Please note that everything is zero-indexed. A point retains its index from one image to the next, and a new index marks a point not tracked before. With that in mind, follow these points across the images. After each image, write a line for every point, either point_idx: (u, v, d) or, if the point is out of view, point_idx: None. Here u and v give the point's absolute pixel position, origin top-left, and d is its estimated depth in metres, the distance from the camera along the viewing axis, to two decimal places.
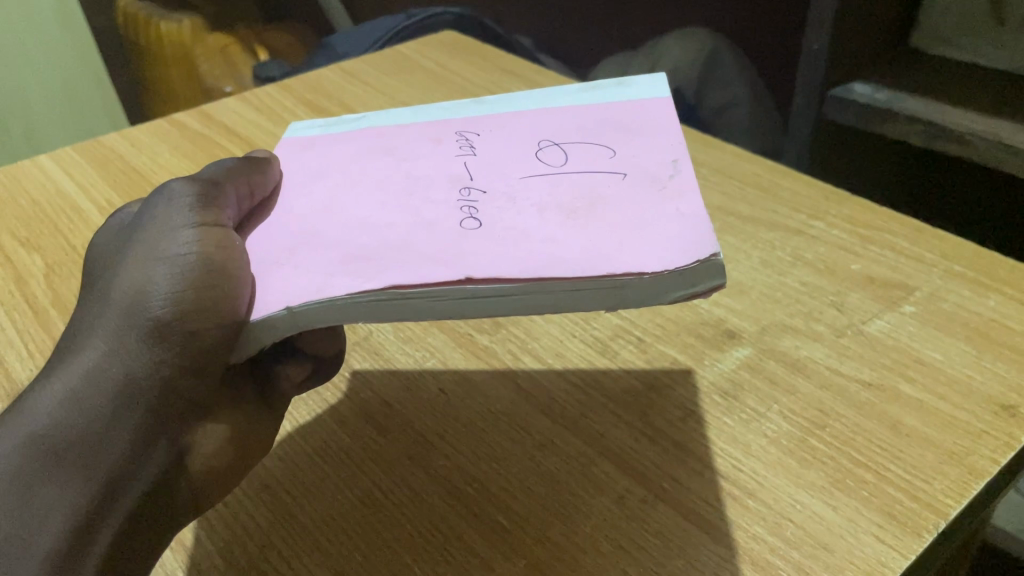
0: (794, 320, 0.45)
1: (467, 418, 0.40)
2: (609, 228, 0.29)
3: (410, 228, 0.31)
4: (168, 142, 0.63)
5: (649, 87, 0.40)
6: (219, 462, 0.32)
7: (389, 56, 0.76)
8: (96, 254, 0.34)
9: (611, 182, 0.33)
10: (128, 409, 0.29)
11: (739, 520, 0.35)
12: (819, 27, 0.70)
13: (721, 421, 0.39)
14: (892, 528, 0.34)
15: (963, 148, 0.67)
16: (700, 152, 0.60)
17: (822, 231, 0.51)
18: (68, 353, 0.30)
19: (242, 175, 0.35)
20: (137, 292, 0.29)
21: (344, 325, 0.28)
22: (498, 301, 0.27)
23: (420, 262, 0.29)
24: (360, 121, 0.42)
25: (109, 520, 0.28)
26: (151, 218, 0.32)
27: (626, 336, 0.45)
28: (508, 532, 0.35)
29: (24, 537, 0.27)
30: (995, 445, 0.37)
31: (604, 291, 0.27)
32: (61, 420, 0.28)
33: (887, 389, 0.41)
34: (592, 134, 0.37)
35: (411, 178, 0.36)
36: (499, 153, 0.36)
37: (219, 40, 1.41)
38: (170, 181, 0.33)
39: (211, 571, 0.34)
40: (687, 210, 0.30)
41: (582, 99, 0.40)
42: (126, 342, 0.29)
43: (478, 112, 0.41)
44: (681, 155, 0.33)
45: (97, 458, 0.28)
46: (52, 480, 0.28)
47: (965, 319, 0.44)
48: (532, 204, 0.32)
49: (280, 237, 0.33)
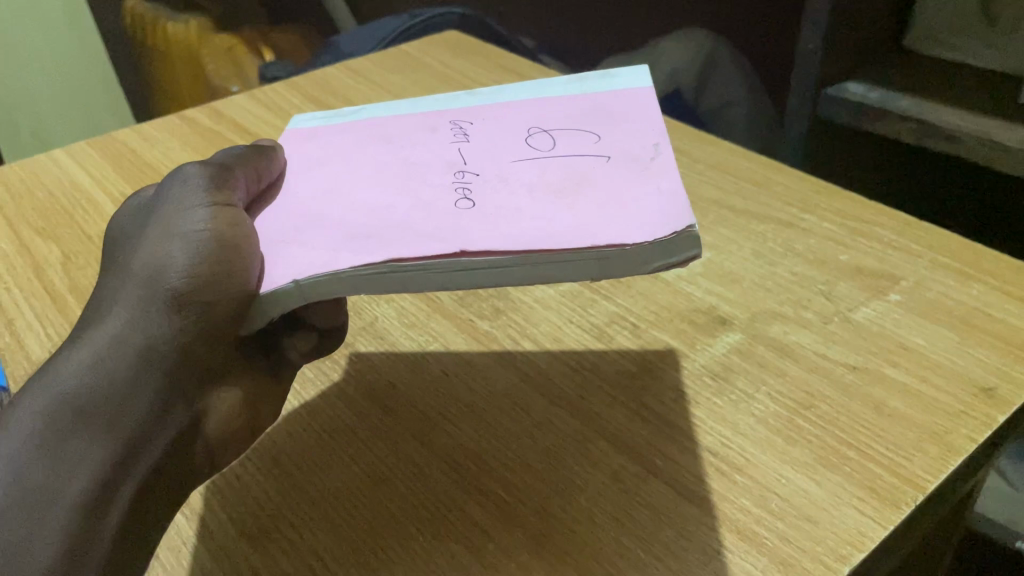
0: (783, 307, 0.47)
1: (467, 398, 0.42)
2: (595, 206, 0.31)
3: (408, 208, 0.33)
4: (180, 137, 0.65)
5: (635, 78, 0.42)
6: (230, 426, 0.33)
7: (393, 55, 0.78)
8: (117, 233, 0.36)
9: (597, 164, 0.35)
10: (149, 374, 0.30)
11: (726, 493, 0.36)
12: (813, 28, 0.71)
13: (711, 401, 0.41)
14: (873, 501, 0.36)
15: (953, 145, 0.68)
16: (695, 148, 0.62)
17: (813, 224, 0.53)
18: (94, 323, 0.31)
19: (249, 161, 0.37)
20: (157, 266, 0.31)
21: (347, 297, 0.30)
22: (492, 273, 0.29)
23: (417, 238, 0.30)
24: (361, 112, 0.44)
25: (133, 476, 0.30)
26: (168, 198, 0.33)
27: (621, 322, 0.47)
28: (508, 504, 0.37)
29: (55, 489, 0.28)
30: (974, 425, 0.39)
31: (591, 262, 0.29)
32: (87, 382, 0.30)
33: (872, 372, 0.42)
34: (581, 121, 0.39)
35: (410, 163, 0.37)
36: (494, 140, 0.38)
37: (225, 40, 1.43)
38: (185, 164, 0.35)
39: (225, 540, 0.36)
40: (668, 188, 0.32)
41: (572, 89, 0.42)
42: (147, 312, 0.31)
43: (473, 102, 0.43)
44: (662, 140, 0.35)
45: (121, 419, 0.30)
46: (80, 438, 0.29)
47: (949, 306, 0.46)
48: (523, 184, 0.34)
49: (285, 217, 0.35)
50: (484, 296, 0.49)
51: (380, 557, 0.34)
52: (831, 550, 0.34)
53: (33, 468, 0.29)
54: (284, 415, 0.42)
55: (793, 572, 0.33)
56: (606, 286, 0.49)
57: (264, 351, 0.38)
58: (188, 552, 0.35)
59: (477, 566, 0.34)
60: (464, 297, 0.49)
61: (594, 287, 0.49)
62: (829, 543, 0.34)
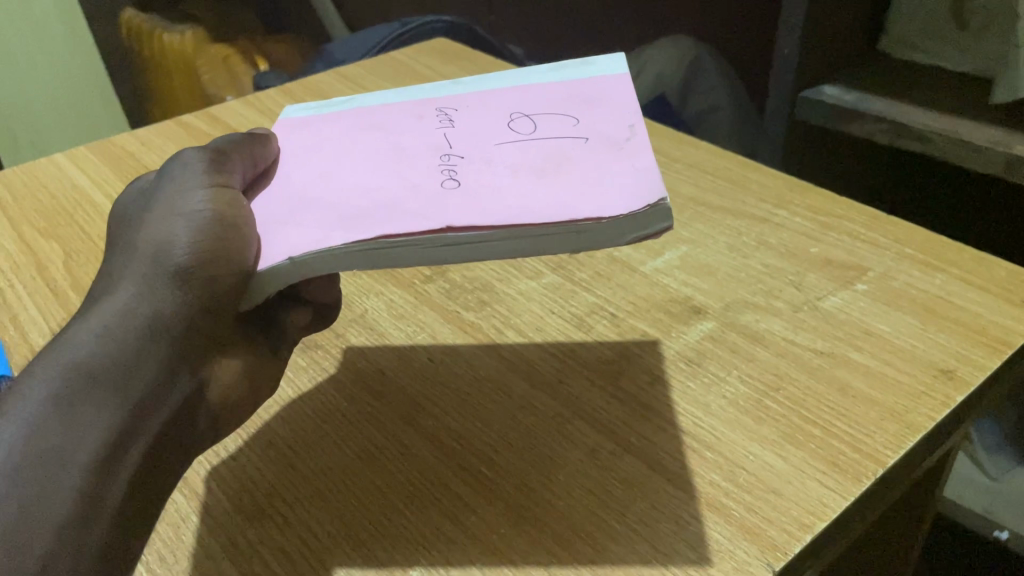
0: (755, 297, 0.49)
1: (453, 382, 0.44)
2: (575, 183, 0.33)
3: (398, 189, 0.35)
4: (176, 141, 0.67)
5: (611, 65, 0.44)
6: (231, 394, 0.36)
7: (384, 62, 0.80)
8: (119, 216, 0.38)
9: (576, 145, 0.37)
10: (155, 343, 0.33)
11: (698, 468, 0.39)
12: (789, 33, 0.74)
13: (685, 385, 0.43)
14: (835, 475, 0.38)
15: (924, 145, 0.71)
16: (674, 148, 0.64)
17: (785, 219, 0.55)
18: (102, 298, 0.34)
19: (246, 147, 0.39)
20: (161, 243, 0.34)
21: (340, 272, 0.32)
22: (478, 247, 0.31)
23: (407, 217, 0.32)
24: (350, 102, 0.46)
25: (140, 439, 0.31)
26: (170, 183, 0.36)
27: (601, 312, 0.49)
28: (491, 480, 0.39)
29: (65, 449, 0.30)
30: (933, 404, 0.41)
31: (569, 236, 0.31)
32: (97, 352, 0.32)
33: (838, 357, 0.44)
34: (559, 106, 0.41)
35: (399, 148, 0.40)
36: (476, 126, 0.40)
37: (221, 50, 1.45)
38: (185, 152, 0.38)
39: (223, 516, 0.37)
40: (642, 165, 0.34)
41: (552, 77, 0.44)
42: (153, 286, 0.33)
43: (458, 91, 0.45)
44: (638, 121, 0.38)
45: (128, 386, 0.32)
46: (89, 402, 0.31)
47: (913, 295, 0.48)
48: (506, 165, 0.36)
49: (282, 201, 0.37)
50: (469, 288, 0.51)
51: (370, 529, 0.36)
52: (794, 518, 0.36)
53: (48, 426, 0.30)
54: (282, 400, 0.44)
55: (758, 539, 0.35)
56: (586, 279, 0.52)
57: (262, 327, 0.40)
58: (187, 527, 0.37)
59: (461, 536, 0.36)
60: (451, 290, 0.51)
61: (575, 280, 0.52)
62: (793, 513, 0.36)
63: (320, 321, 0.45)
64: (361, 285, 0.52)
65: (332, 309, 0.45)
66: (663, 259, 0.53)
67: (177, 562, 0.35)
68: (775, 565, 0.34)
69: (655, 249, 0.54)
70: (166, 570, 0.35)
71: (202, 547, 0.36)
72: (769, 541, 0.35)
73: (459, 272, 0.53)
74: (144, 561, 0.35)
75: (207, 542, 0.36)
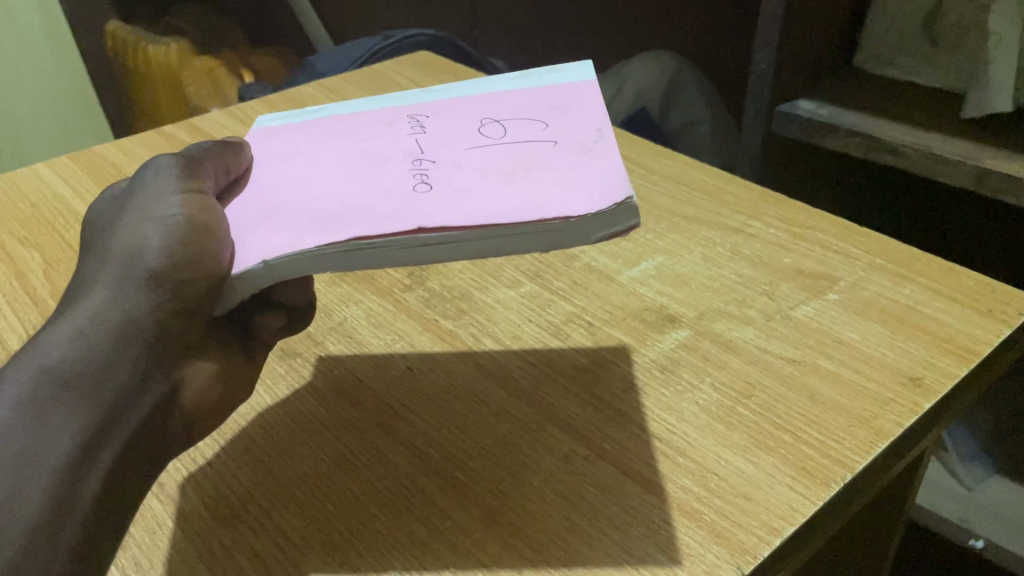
0: (729, 306, 0.50)
1: (429, 389, 0.45)
2: (543, 184, 0.34)
3: (370, 194, 0.36)
4: (158, 151, 0.68)
5: (577, 74, 0.45)
6: (205, 396, 0.36)
7: (367, 74, 0.81)
8: (92, 221, 0.39)
9: (544, 148, 0.38)
10: (128, 345, 0.33)
11: (670, 473, 0.39)
12: (764, 48, 0.75)
13: (658, 392, 0.44)
14: (805, 479, 0.39)
15: (896, 157, 0.72)
16: (651, 160, 0.65)
17: (759, 230, 0.56)
18: (75, 302, 0.34)
19: (219, 155, 0.40)
20: (134, 249, 0.34)
21: (313, 274, 0.33)
22: (448, 247, 0.32)
23: (379, 220, 0.33)
24: (323, 111, 0.47)
25: (112, 439, 0.32)
26: (143, 189, 0.37)
27: (577, 321, 0.50)
28: (465, 485, 0.39)
29: (39, 450, 0.30)
30: (900, 411, 0.42)
31: (538, 235, 0.32)
32: (71, 354, 0.32)
33: (809, 364, 0.45)
34: (527, 112, 0.42)
35: (371, 154, 0.40)
36: (447, 133, 0.41)
37: (206, 63, 1.45)
38: (158, 158, 0.39)
39: (199, 521, 0.38)
40: (608, 166, 0.35)
41: (521, 84, 0.45)
42: (127, 290, 0.34)
43: (430, 100, 0.46)
44: (605, 126, 0.38)
45: (101, 387, 0.32)
46: (63, 403, 0.31)
47: (883, 304, 0.49)
48: (476, 168, 0.37)
49: (255, 206, 0.38)
50: (448, 297, 0.52)
51: (345, 533, 0.37)
52: (763, 523, 0.37)
53: (22, 430, 0.30)
54: (259, 408, 0.44)
55: (728, 543, 0.36)
56: (564, 288, 0.52)
57: (237, 331, 0.41)
58: (163, 533, 0.37)
59: (436, 541, 0.36)
60: (430, 299, 0.52)
61: (553, 289, 0.52)
62: (762, 517, 0.37)
63: (292, 326, 0.45)
64: (341, 294, 0.53)
65: (304, 314, 0.45)
66: (639, 268, 0.54)
67: (151, 567, 0.35)
68: (745, 568, 0.35)
69: (632, 258, 0.55)
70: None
71: (177, 552, 0.36)
72: (739, 544, 0.36)
73: (437, 280, 0.53)
74: (119, 566, 0.35)
75: (183, 548, 0.36)
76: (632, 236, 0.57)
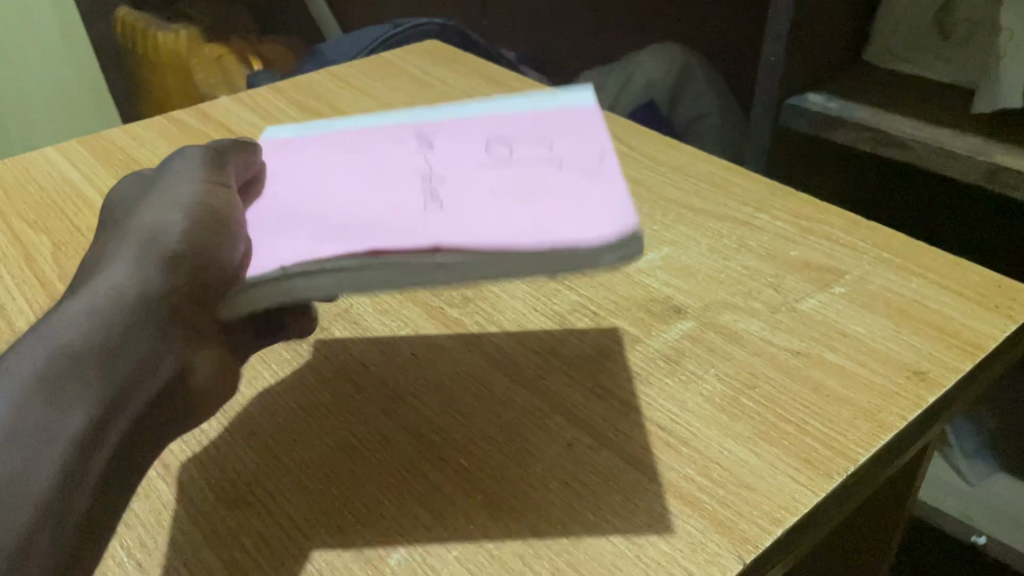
0: (734, 298, 0.50)
1: (434, 375, 0.45)
2: (552, 204, 0.36)
3: (383, 208, 0.38)
4: (166, 136, 0.68)
5: (579, 97, 0.48)
6: (208, 386, 0.35)
7: (375, 62, 0.81)
8: (110, 205, 0.40)
9: (552, 170, 0.40)
10: (144, 321, 0.33)
11: (672, 463, 0.39)
12: (775, 41, 0.75)
13: (662, 382, 0.44)
14: (808, 471, 0.39)
15: (906, 152, 0.72)
16: (659, 152, 0.65)
17: (766, 222, 0.56)
18: (95, 277, 0.35)
19: (241, 151, 0.42)
20: (157, 230, 0.36)
21: (326, 294, 0.34)
22: (460, 271, 0.33)
23: (394, 235, 0.34)
24: (333, 125, 0.49)
25: (126, 410, 0.32)
26: (167, 179, 0.39)
27: (582, 311, 0.50)
28: (468, 472, 0.39)
29: (54, 411, 0.31)
30: (905, 404, 0.42)
31: (544, 262, 0.33)
32: (88, 323, 0.33)
33: (813, 357, 0.45)
34: (534, 134, 0.44)
35: (385, 169, 0.42)
36: (456, 151, 0.43)
37: (215, 50, 1.45)
38: (181, 149, 0.41)
39: (204, 503, 0.38)
40: (611, 189, 0.37)
41: (525, 106, 0.48)
42: (148, 267, 0.35)
43: (439, 118, 0.48)
44: (608, 151, 0.41)
45: (117, 356, 0.33)
46: (81, 366, 0.32)
47: (889, 298, 0.49)
48: (485, 185, 0.39)
49: (272, 212, 0.40)
50: (454, 285, 0.52)
51: (349, 517, 0.37)
52: (766, 513, 0.37)
53: (37, 392, 0.31)
54: (263, 392, 0.44)
55: (731, 533, 0.36)
56: (569, 278, 0.52)
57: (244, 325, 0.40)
58: (167, 514, 0.37)
59: (439, 526, 0.36)
60: (436, 287, 0.52)
61: (558, 279, 0.52)
62: (765, 507, 0.37)
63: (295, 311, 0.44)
64: None
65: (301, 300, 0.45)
66: (645, 259, 0.54)
67: (158, 548, 0.36)
68: (747, 558, 0.35)
69: None
70: (148, 555, 0.35)
71: (184, 533, 0.36)
72: (740, 534, 0.36)
73: None
74: (125, 547, 0.36)
75: (189, 530, 0.37)
76: (639, 226, 0.57)
